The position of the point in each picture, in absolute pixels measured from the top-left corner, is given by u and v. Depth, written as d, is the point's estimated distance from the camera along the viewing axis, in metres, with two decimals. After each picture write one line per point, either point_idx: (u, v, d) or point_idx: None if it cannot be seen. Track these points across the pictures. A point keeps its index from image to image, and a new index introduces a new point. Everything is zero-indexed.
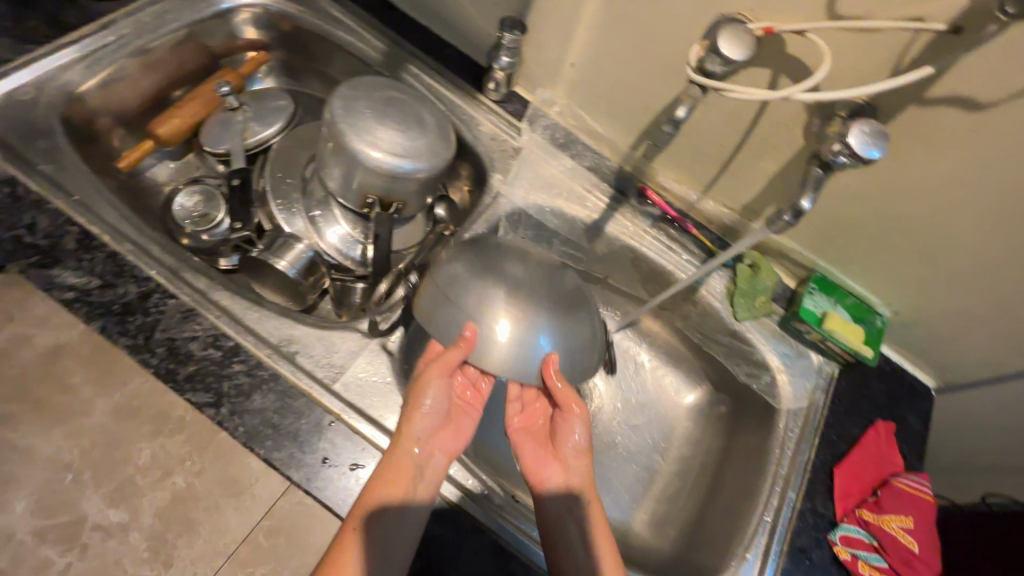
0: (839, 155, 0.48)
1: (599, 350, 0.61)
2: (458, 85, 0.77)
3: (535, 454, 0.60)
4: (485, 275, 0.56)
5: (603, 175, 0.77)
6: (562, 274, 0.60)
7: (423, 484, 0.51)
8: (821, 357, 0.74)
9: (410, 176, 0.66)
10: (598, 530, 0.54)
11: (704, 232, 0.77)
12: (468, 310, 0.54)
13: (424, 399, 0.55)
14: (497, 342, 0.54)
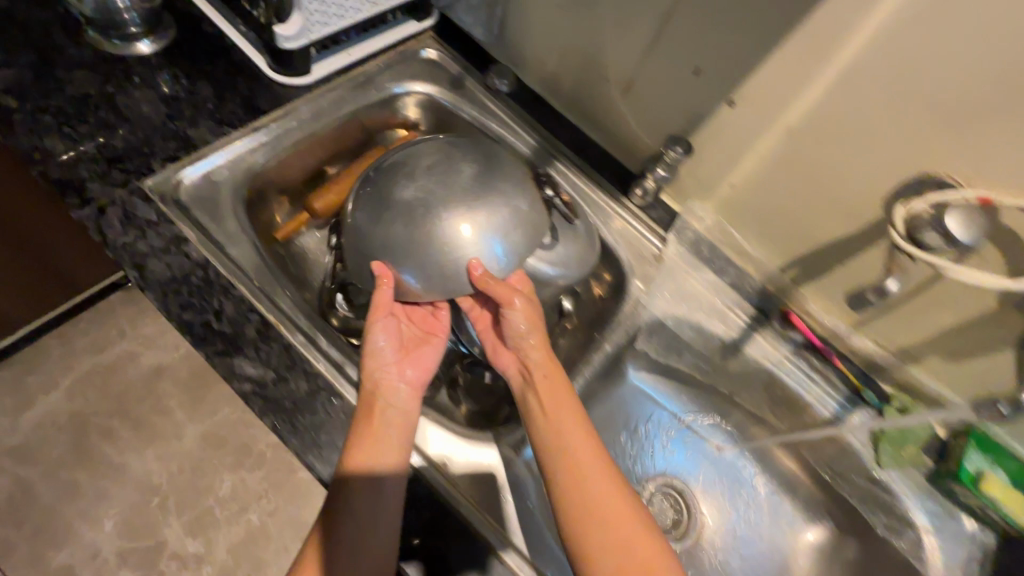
0: None
1: (534, 225, 0.60)
2: (603, 185, 0.77)
3: (495, 348, 0.65)
4: (382, 215, 0.57)
5: (745, 292, 0.74)
6: (457, 170, 0.58)
7: (399, 416, 0.54)
8: (975, 524, 0.68)
9: (552, 281, 0.67)
10: (555, 404, 0.57)
11: (849, 364, 0.72)
12: (386, 255, 0.57)
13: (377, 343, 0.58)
14: (428, 270, 0.57)
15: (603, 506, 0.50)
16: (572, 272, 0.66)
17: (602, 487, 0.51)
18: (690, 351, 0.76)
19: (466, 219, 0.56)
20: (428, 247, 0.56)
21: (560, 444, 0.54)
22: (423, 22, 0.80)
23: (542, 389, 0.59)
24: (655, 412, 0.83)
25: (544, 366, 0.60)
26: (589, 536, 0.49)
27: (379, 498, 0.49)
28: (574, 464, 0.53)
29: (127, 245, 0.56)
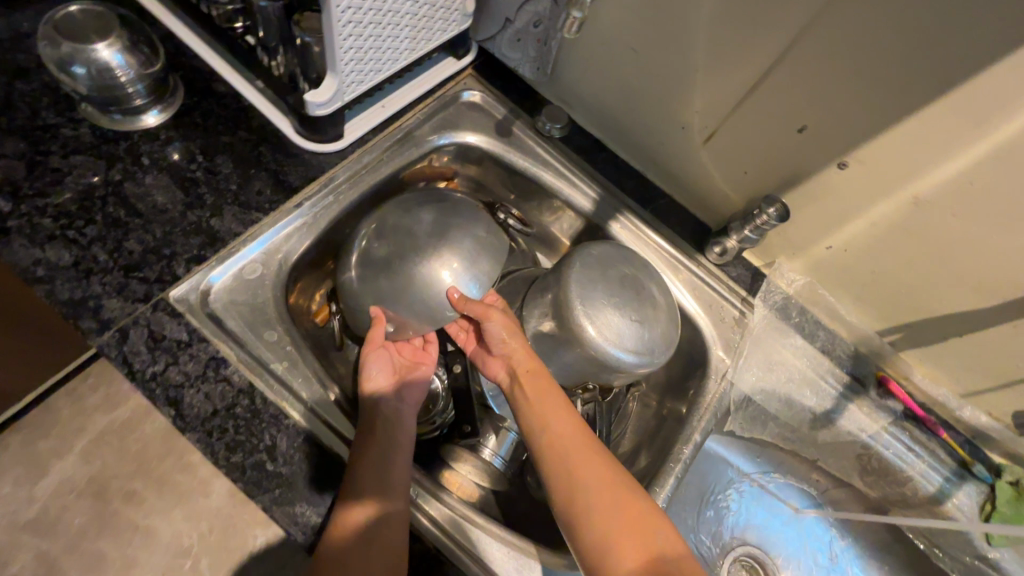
0: None
1: (500, 248, 0.60)
2: (675, 241, 0.70)
3: (481, 357, 0.63)
4: (362, 267, 0.58)
5: (837, 357, 0.68)
6: (417, 217, 0.59)
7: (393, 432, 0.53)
8: None
9: (628, 369, 0.60)
10: (540, 393, 0.57)
11: (953, 433, 0.66)
12: (370, 301, 0.58)
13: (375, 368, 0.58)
14: (409, 306, 0.57)
15: (609, 498, 0.50)
16: (650, 360, 0.59)
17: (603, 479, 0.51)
18: (776, 421, 0.69)
19: (438, 266, 0.57)
20: (403, 288, 0.57)
21: (556, 442, 0.54)
22: (460, 62, 0.71)
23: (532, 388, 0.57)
24: (732, 478, 0.77)
25: (531, 366, 0.59)
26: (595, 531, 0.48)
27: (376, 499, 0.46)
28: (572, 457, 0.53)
29: (157, 375, 0.48)
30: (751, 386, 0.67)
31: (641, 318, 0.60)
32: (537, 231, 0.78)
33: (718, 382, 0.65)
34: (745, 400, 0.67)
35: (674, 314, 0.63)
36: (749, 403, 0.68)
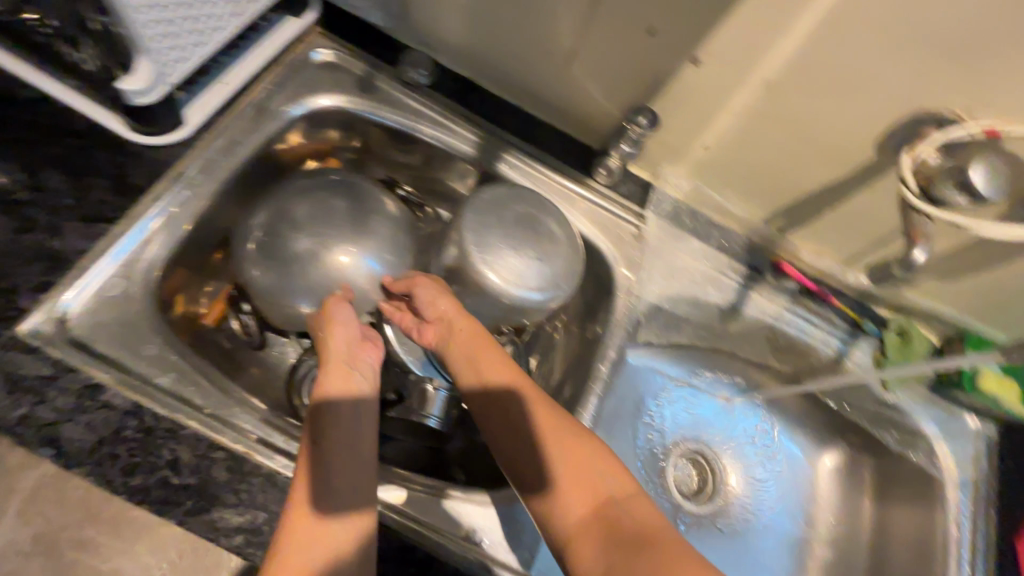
0: None
1: (407, 229, 0.65)
2: (564, 169, 0.70)
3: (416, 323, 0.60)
4: (277, 264, 0.59)
5: (734, 251, 0.70)
6: (330, 205, 0.61)
7: (350, 421, 0.49)
8: (976, 420, 0.71)
9: (537, 304, 0.60)
10: (480, 354, 0.56)
11: (844, 299, 0.71)
12: (296, 294, 0.60)
13: (347, 324, 0.55)
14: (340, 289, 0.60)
15: (582, 472, 0.49)
16: (557, 292, 0.60)
17: (574, 454, 0.50)
18: (689, 323, 0.73)
19: (349, 252, 0.60)
20: (331, 274, 0.60)
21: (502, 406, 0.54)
22: (302, 20, 0.65)
23: (490, 367, 0.56)
24: (665, 385, 0.81)
25: (487, 345, 0.57)
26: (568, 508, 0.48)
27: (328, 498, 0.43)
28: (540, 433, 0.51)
29: (25, 417, 0.44)
30: (657, 296, 0.69)
31: (542, 256, 0.60)
32: (433, 185, 0.75)
33: (627, 299, 0.67)
34: (657, 310, 0.70)
35: (575, 245, 0.63)
36: (660, 313, 0.70)
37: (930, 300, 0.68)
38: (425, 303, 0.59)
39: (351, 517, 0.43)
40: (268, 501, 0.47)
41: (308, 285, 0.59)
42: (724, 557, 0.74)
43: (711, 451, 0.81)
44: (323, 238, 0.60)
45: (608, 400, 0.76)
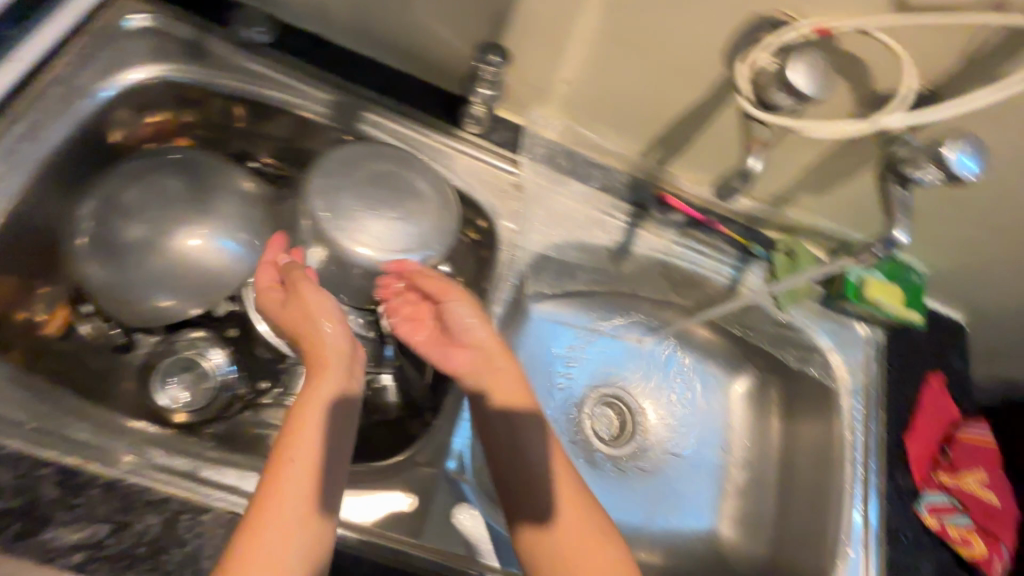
0: (928, 176, 0.43)
1: (264, 207, 0.61)
2: (431, 122, 0.66)
3: (430, 341, 0.54)
4: (115, 258, 0.54)
5: (617, 189, 0.69)
6: (163, 185, 0.56)
7: (340, 434, 0.44)
8: (864, 326, 0.73)
9: (413, 268, 0.57)
10: (510, 384, 0.51)
11: (732, 226, 0.71)
12: (139, 285, 0.54)
13: (337, 321, 0.47)
14: (192, 270, 0.56)
15: (591, 524, 0.46)
16: (431, 250, 0.57)
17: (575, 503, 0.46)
18: (583, 269, 0.71)
19: (199, 232, 0.56)
20: (180, 255, 0.55)
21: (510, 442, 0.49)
22: None
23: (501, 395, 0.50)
24: (575, 335, 0.80)
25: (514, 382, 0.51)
26: (554, 555, 0.44)
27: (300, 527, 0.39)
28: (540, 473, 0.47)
29: None
30: (541, 245, 0.66)
31: (404, 214, 0.56)
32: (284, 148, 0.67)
33: (508, 252, 0.64)
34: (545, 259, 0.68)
35: (453, 198, 0.62)
36: (549, 262, 0.68)
37: (808, 216, 0.69)
38: (455, 325, 0.53)
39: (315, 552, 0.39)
40: (110, 512, 0.43)
41: (155, 274, 0.55)
42: (646, 496, 0.75)
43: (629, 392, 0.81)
44: (165, 221, 0.55)
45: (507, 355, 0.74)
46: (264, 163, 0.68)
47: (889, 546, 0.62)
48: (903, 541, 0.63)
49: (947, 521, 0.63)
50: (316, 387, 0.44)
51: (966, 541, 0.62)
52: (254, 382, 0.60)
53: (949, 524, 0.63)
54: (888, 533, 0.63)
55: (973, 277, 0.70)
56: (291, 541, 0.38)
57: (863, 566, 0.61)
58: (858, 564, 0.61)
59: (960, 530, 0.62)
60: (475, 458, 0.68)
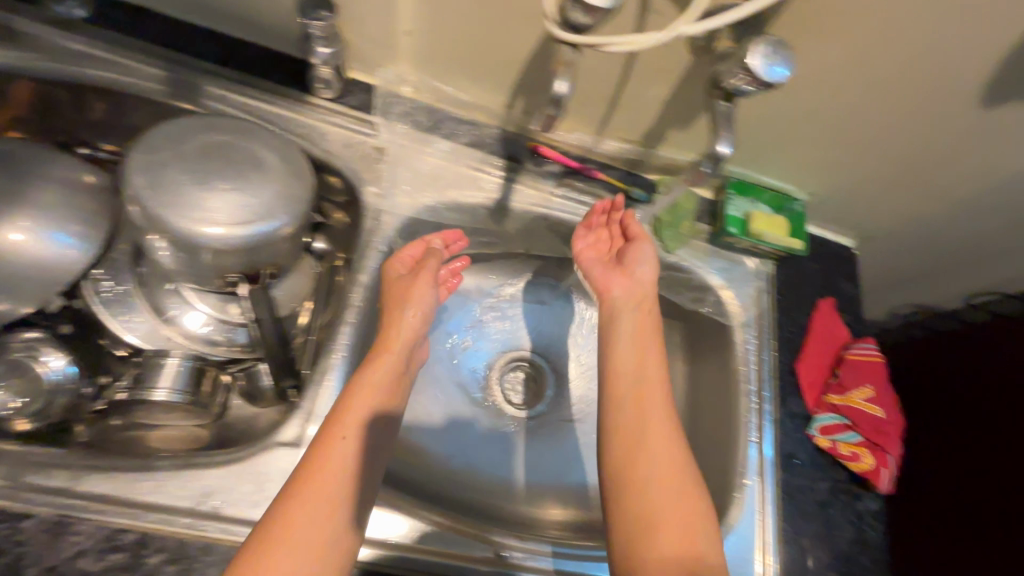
0: (742, 84, 0.43)
1: (95, 194, 0.57)
2: (280, 92, 0.62)
3: (602, 272, 0.63)
4: None
5: (488, 144, 0.67)
6: None
7: (388, 434, 0.50)
8: (756, 260, 0.73)
9: (265, 239, 0.54)
10: (628, 338, 0.57)
11: (611, 172, 0.70)
12: None
13: (422, 311, 0.56)
14: (18, 265, 0.51)
15: (670, 493, 0.48)
16: (280, 217, 0.54)
17: (659, 432, 0.51)
18: (466, 231, 0.69)
19: (17, 222, 0.52)
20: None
21: (641, 400, 0.53)
22: None
23: (624, 334, 0.57)
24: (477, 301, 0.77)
25: (630, 314, 0.59)
26: (637, 514, 0.47)
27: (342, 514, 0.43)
28: (635, 389, 0.54)
29: None
30: (411, 209, 0.63)
31: (244, 184, 0.53)
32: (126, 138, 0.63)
33: (374, 219, 0.62)
34: (420, 224, 0.65)
35: (305, 167, 0.59)
36: (423, 227, 0.65)
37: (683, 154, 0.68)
38: (636, 261, 0.62)
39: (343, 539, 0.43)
40: None
41: None
42: (564, 456, 0.73)
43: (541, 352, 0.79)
44: None
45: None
46: (106, 151, 0.64)
47: (784, 471, 0.63)
48: (797, 465, 0.64)
49: (838, 438, 0.64)
50: (376, 371, 0.51)
51: (855, 456, 0.63)
52: (96, 378, 0.58)
53: (839, 442, 0.64)
54: (783, 459, 0.63)
55: (851, 199, 0.71)
56: (335, 522, 0.43)
57: (760, 494, 0.61)
58: (754, 493, 0.61)
59: (849, 446, 0.63)
60: None
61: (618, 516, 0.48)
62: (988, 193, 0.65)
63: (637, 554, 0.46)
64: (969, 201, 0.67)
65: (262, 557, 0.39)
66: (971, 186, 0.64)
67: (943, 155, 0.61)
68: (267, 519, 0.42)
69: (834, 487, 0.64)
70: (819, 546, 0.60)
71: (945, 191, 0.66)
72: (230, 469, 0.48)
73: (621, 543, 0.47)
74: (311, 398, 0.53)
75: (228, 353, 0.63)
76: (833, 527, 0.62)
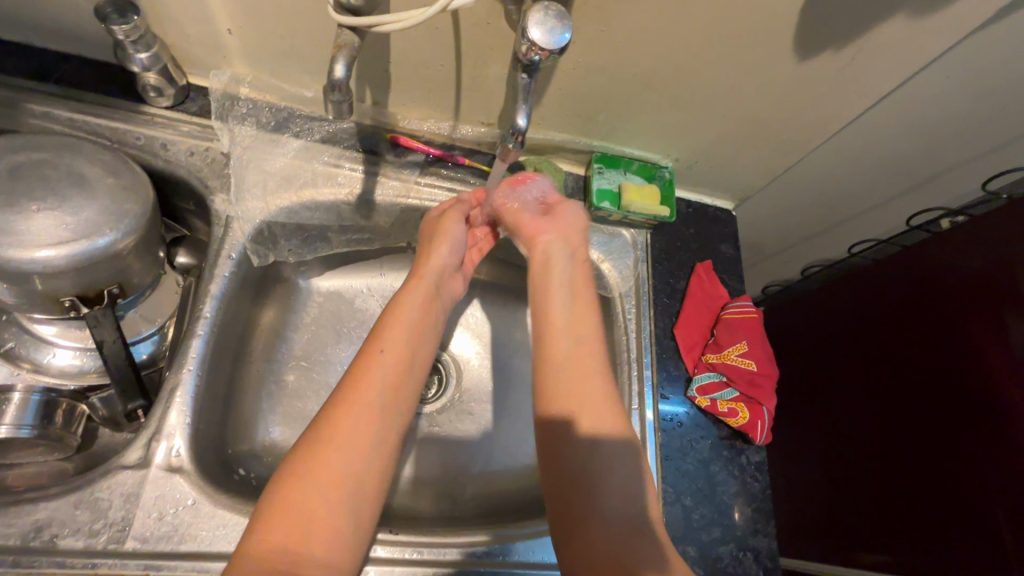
0: (531, 55, 0.42)
1: None
2: (109, 105, 0.60)
3: (528, 222, 0.64)
4: None
5: (343, 140, 0.66)
6: None
7: (418, 366, 0.56)
8: (632, 231, 0.74)
9: (96, 255, 0.52)
10: (562, 298, 0.60)
11: (477, 158, 0.70)
12: None
13: (450, 243, 0.62)
14: None
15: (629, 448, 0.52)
16: (112, 230, 0.52)
17: (584, 381, 0.54)
18: (335, 230, 0.68)
19: None
20: None
21: (578, 353, 0.56)
22: None
23: (556, 286, 0.60)
24: (364, 301, 0.76)
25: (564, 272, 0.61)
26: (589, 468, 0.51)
27: (377, 440, 0.49)
28: (575, 346, 0.56)
29: None
30: (265, 212, 0.62)
31: (65, 203, 0.51)
32: None
33: (223, 226, 0.60)
34: (278, 226, 0.64)
35: (139, 180, 0.57)
36: (284, 229, 0.64)
37: (541, 132, 0.68)
38: (562, 217, 0.64)
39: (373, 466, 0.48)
40: None
41: None
42: (469, 443, 0.73)
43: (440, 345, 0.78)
44: None
45: (274, 337, 0.70)
46: None
47: (664, 434, 0.64)
48: (679, 426, 0.65)
49: (716, 396, 0.65)
50: (410, 296, 0.59)
51: (732, 412, 0.64)
52: None
53: (717, 400, 0.65)
54: (664, 422, 0.64)
55: (714, 162, 0.72)
56: (370, 444, 0.48)
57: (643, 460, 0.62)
58: None
59: (727, 402, 0.65)
60: (245, 449, 0.63)
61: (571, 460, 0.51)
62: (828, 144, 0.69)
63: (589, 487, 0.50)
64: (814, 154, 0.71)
65: (321, 448, 0.46)
66: (812, 140, 0.69)
67: (779, 110, 0.63)
68: (309, 437, 0.47)
69: (715, 443, 0.65)
70: (702, 502, 0.62)
71: (791, 146, 0.70)
72: (65, 500, 0.46)
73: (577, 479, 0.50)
74: (157, 416, 0.51)
75: (82, 381, 0.60)
76: (716, 481, 0.63)
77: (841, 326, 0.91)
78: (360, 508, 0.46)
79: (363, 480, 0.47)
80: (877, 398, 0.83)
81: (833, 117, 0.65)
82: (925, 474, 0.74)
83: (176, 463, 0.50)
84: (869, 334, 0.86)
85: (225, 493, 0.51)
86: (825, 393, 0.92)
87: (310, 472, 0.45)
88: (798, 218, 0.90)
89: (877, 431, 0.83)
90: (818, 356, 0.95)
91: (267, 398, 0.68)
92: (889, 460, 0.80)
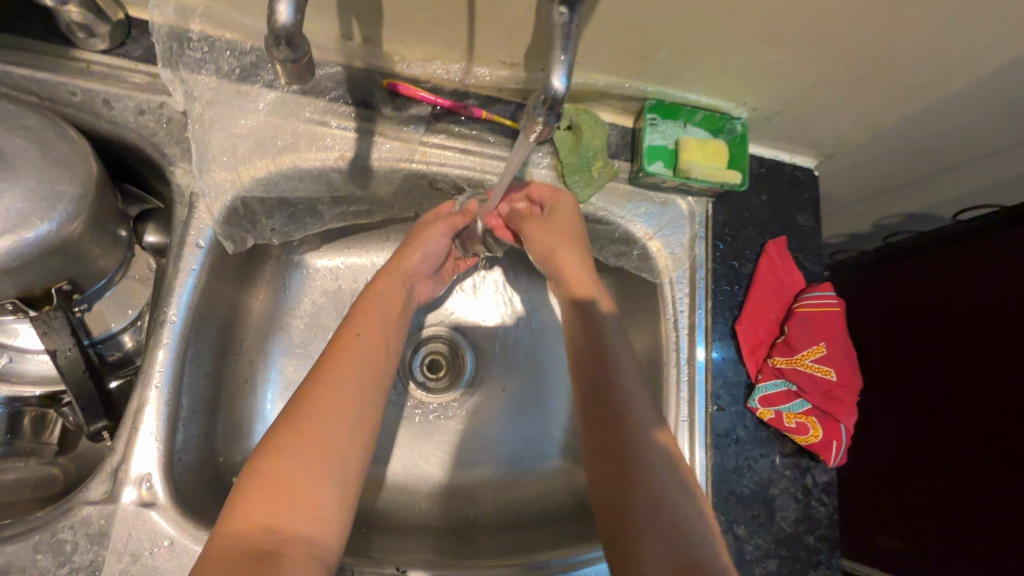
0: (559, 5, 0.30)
1: None
2: (34, 50, 0.48)
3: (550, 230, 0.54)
4: None
5: (328, 89, 0.52)
6: None
7: (378, 319, 0.49)
8: (690, 199, 0.60)
9: (26, 252, 0.42)
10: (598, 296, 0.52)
11: (497, 108, 0.56)
12: None
13: (426, 252, 0.56)
14: None
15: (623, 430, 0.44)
16: (40, 219, 0.42)
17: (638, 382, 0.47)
18: (326, 203, 0.57)
19: None
20: None
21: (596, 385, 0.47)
22: None
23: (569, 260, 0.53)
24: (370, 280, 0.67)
25: (570, 217, 0.54)
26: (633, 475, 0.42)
27: (351, 413, 0.42)
28: (597, 362, 0.48)
29: None
30: (236, 186, 0.50)
31: None
32: None
33: (187, 206, 0.49)
34: (257, 202, 0.52)
35: (76, 150, 0.45)
36: (263, 205, 0.53)
37: (581, 75, 0.52)
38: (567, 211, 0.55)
39: (347, 449, 0.41)
40: None
41: None
42: (491, 438, 0.65)
43: (463, 326, 0.70)
44: None
45: (269, 323, 0.61)
46: None
47: (717, 452, 0.54)
48: (733, 444, 0.55)
49: (783, 409, 0.54)
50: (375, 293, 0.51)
51: (801, 428, 0.54)
52: None
53: (784, 413, 0.54)
54: (716, 440, 0.55)
55: (803, 112, 0.56)
56: (343, 416, 0.41)
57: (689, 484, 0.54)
58: None
59: (796, 417, 0.54)
60: (240, 456, 0.56)
61: (621, 401, 0.46)
62: (966, 88, 0.52)
63: (637, 420, 0.45)
64: (942, 101, 0.54)
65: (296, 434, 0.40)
66: (947, 85, 0.51)
67: (912, 45, 0.46)
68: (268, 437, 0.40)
69: (776, 462, 0.55)
70: (758, 532, 0.53)
71: (916, 91, 0.52)
72: (24, 543, 0.41)
73: (631, 453, 0.43)
74: (123, 444, 0.44)
75: (50, 388, 0.51)
76: (776, 507, 0.54)
77: (949, 280, 0.74)
78: (342, 495, 0.39)
79: (349, 458, 0.40)
80: (911, 423, 0.79)
81: (987, 54, 0.47)
82: (980, 472, 0.70)
83: (152, 497, 0.43)
84: (987, 296, 0.69)
85: (209, 526, 0.44)
86: (911, 363, 0.79)
87: (309, 450, 0.39)
88: (894, 173, 0.73)
89: (952, 409, 0.73)
90: (907, 321, 0.80)
91: (267, 391, 0.60)
92: (966, 437, 0.72)
